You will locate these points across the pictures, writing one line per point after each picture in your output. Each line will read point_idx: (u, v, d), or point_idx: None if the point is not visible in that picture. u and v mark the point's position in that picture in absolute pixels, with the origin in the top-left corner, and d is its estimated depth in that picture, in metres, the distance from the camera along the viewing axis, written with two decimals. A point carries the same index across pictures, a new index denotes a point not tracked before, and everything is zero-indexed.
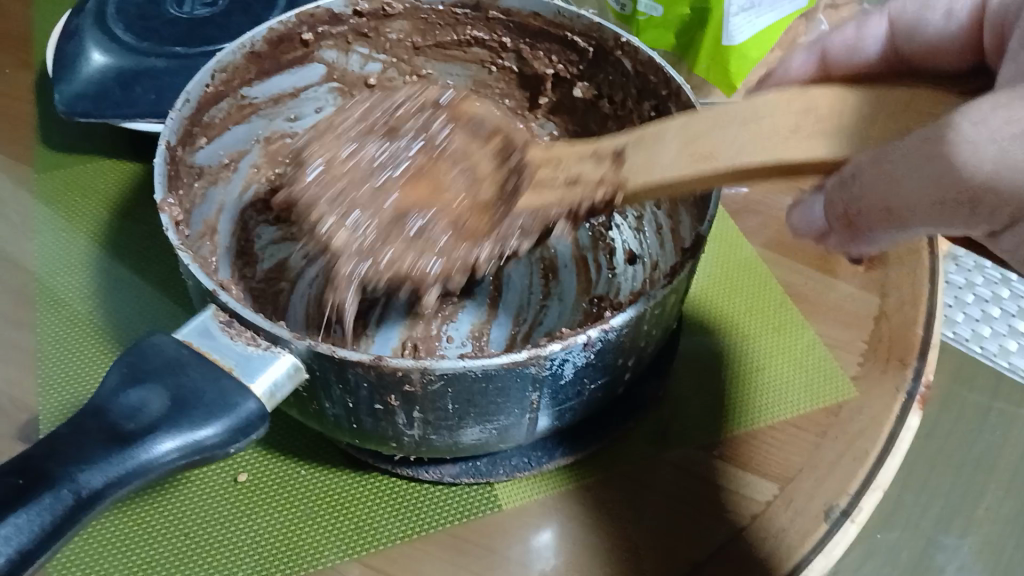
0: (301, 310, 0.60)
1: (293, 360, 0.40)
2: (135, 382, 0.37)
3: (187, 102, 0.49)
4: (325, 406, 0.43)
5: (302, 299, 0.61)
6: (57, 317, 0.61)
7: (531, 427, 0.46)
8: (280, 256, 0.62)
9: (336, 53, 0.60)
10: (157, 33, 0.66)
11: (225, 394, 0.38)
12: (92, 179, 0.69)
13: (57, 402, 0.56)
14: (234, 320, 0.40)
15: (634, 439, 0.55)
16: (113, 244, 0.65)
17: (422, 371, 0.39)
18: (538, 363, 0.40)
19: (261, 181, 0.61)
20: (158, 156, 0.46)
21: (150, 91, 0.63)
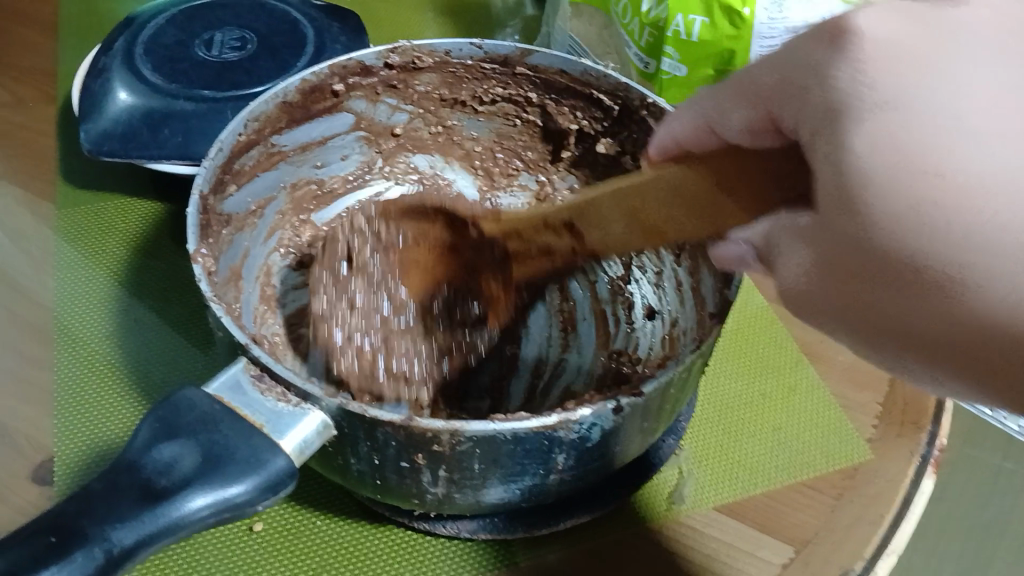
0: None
1: (322, 417, 0.40)
2: (168, 437, 0.37)
3: (221, 151, 0.50)
4: (350, 462, 0.43)
5: None
6: (76, 355, 0.61)
7: (554, 487, 0.46)
8: None
9: (365, 103, 0.61)
10: (187, 75, 0.67)
11: (256, 451, 0.38)
12: (114, 217, 0.70)
13: (73, 443, 0.56)
14: (266, 375, 0.40)
15: (652, 497, 0.55)
16: (132, 283, 0.66)
17: (452, 433, 0.39)
18: (566, 427, 0.41)
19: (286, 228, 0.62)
20: (192, 206, 0.47)
21: (178, 134, 0.64)
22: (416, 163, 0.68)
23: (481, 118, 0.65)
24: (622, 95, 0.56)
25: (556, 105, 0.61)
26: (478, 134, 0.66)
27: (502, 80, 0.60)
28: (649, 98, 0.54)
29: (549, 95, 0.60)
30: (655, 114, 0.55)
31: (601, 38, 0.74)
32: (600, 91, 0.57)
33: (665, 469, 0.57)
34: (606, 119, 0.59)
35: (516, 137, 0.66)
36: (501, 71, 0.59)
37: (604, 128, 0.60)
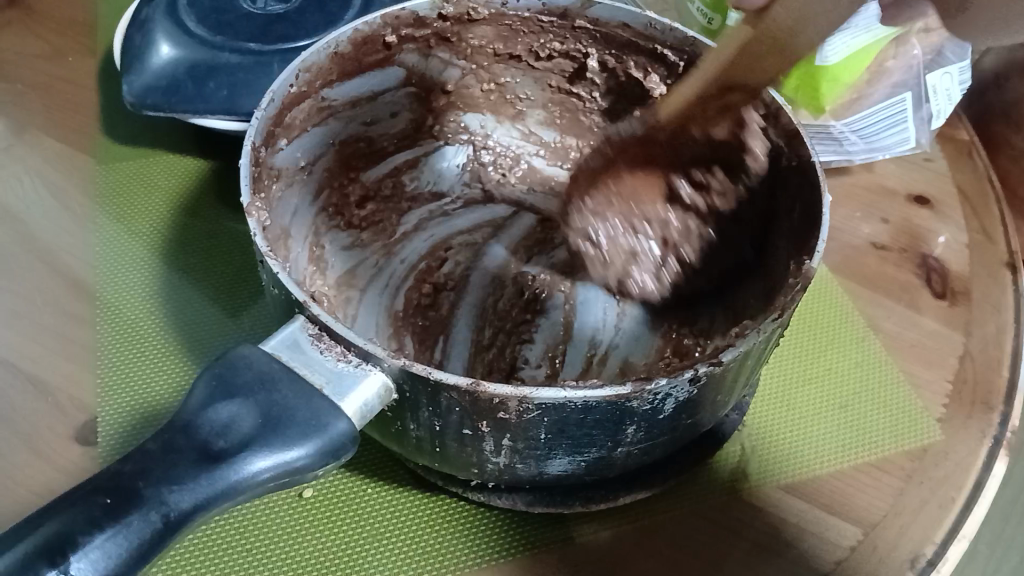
0: (373, 317, 0.59)
1: (383, 379, 0.38)
2: (225, 397, 0.35)
3: (271, 101, 0.48)
4: (410, 428, 0.41)
5: (373, 307, 0.60)
6: (119, 315, 0.59)
7: (619, 460, 0.43)
8: (349, 263, 0.60)
9: (417, 56, 0.58)
10: (231, 27, 0.65)
11: (317, 413, 0.36)
12: (156, 174, 0.68)
13: (117, 404, 0.54)
14: (325, 334, 0.38)
15: (713, 474, 0.53)
16: (175, 242, 0.64)
17: (520, 400, 0.37)
18: (640, 397, 0.38)
19: (332, 188, 0.59)
20: (243, 156, 0.45)
21: (223, 87, 0.62)
22: (467, 122, 0.66)
23: (536, 75, 0.62)
24: (689, 50, 0.53)
25: (618, 62, 0.58)
26: (531, 94, 0.63)
27: (559, 34, 0.57)
28: (719, 53, 0.51)
29: (609, 51, 0.57)
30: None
31: None
32: (666, 47, 0.54)
33: (727, 446, 0.55)
34: (670, 76, 0.56)
35: (576, 95, 0.63)
36: (559, 25, 0.56)
37: (667, 86, 0.57)
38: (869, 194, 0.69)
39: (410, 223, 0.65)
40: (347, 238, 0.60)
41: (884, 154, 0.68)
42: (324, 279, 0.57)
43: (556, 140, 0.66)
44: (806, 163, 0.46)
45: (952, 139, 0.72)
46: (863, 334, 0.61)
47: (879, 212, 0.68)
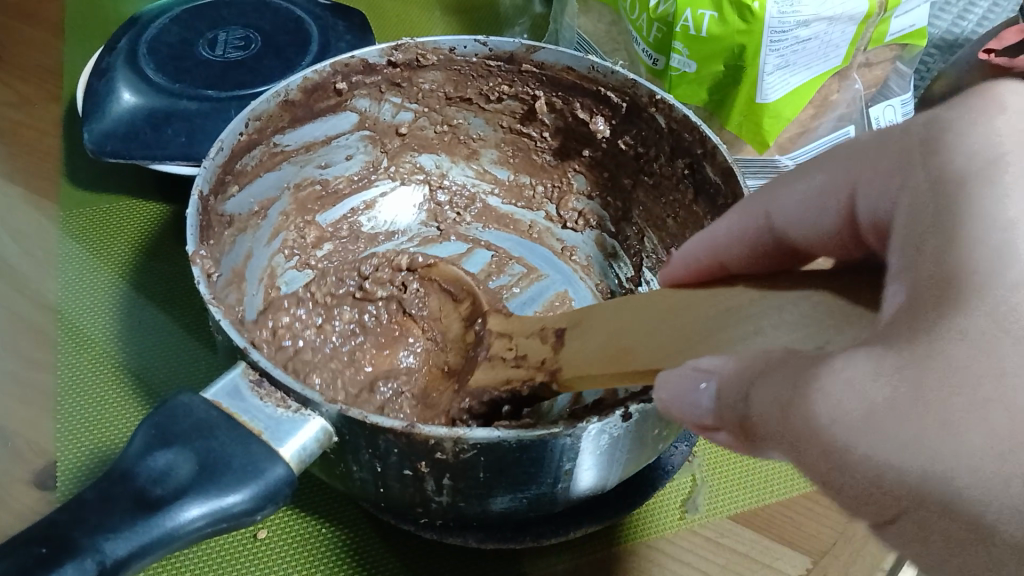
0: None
1: (322, 423, 0.39)
2: (163, 445, 0.36)
3: (220, 151, 0.49)
4: (353, 470, 0.42)
5: None
6: (78, 357, 0.60)
7: (563, 495, 0.44)
8: None
9: (369, 101, 0.60)
10: (190, 74, 0.66)
11: (254, 460, 0.36)
12: (119, 218, 0.69)
13: (74, 447, 0.55)
14: (265, 380, 0.39)
15: (665, 504, 0.54)
16: (135, 285, 0.65)
17: (455, 441, 0.38)
18: (574, 435, 0.39)
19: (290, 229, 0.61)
20: (191, 205, 0.45)
21: (181, 134, 0.63)
22: (422, 163, 0.68)
23: (487, 116, 0.64)
24: (631, 92, 0.55)
25: (565, 103, 0.60)
26: (484, 134, 0.65)
27: (507, 77, 0.59)
28: (658, 95, 0.53)
29: (556, 92, 0.59)
30: (665, 110, 0.53)
31: (611, 35, 0.72)
32: (607, 89, 0.56)
33: (678, 477, 0.55)
34: (615, 117, 0.58)
35: (527, 135, 0.64)
36: (507, 69, 0.58)
37: (614, 127, 0.59)
38: None
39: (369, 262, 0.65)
40: (303, 278, 0.61)
41: None
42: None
43: (509, 178, 0.68)
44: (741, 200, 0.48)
45: None
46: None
47: None
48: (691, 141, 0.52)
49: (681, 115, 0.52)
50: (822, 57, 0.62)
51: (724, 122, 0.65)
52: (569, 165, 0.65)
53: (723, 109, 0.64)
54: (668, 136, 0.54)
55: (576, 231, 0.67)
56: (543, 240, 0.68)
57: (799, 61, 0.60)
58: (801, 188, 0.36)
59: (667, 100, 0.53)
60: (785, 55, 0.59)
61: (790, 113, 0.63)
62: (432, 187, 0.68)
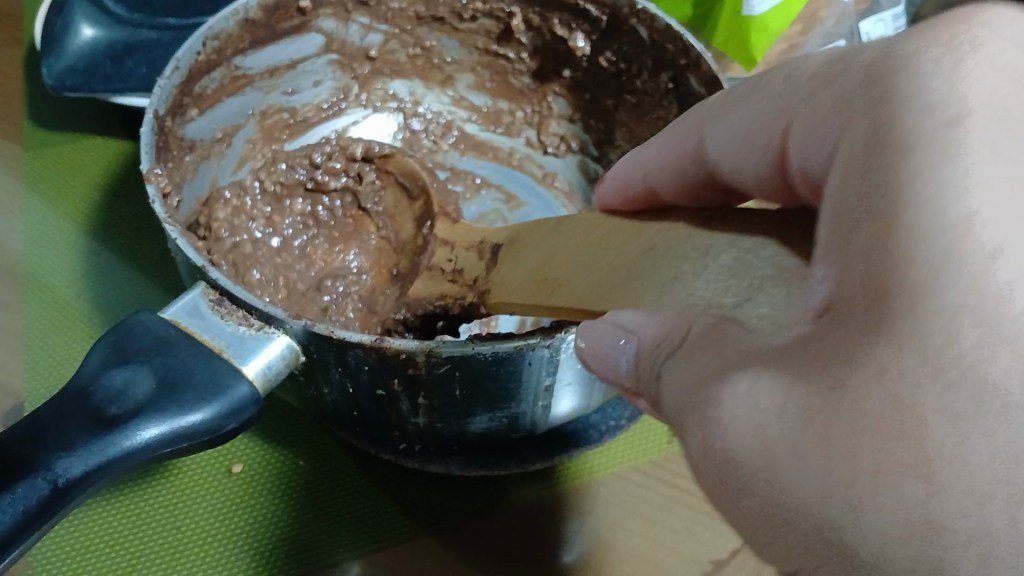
0: None
1: (289, 341, 0.36)
2: (120, 363, 0.34)
3: (176, 70, 0.46)
4: (324, 392, 0.40)
5: None
6: (44, 298, 0.58)
7: (546, 413, 0.43)
8: None
9: (335, 22, 0.57)
10: (150, 3, 0.63)
11: (215, 376, 0.35)
12: (83, 157, 0.67)
13: (42, 386, 0.53)
14: (226, 299, 0.37)
15: (654, 425, 0.53)
16: (102, 225, 0.63)
17: (427, 354, 0.36)
18: (551, 346, 0.37)
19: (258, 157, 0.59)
20: (146, 125, 0.43)
21: (142, 65, 0.61)
22: (394, 89, 0.66)
23: (461, 37, 0.61)
24: (610, 4, 0.52)
25: (542, 19, 0.57)
26: (459, 57, 0.63)
27: None
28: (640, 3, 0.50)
29: (533, 8, 0.56)
30: (647, 20, 0.51)
31: None
32: (588, 1, 0.53)
33: None
34: (595, 32, 0.56)
35: (503, 56, 0.62)
36: None
37: (594, 42, 0.56)
38: None
39: None
40: None
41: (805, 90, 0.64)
42: None
43: (487, 104, 0.66)
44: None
45: None
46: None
47: None
48: (674, 51, 0.49)
49: (664, 25, 0.50)
50: None
51: (711, 38, 0.63)
52: (549, 87, 0.63)
53: (707, 24, 0.63)
54: (651, 47, 0.52)
55: (557, 157, 0.66)
56: (526, 165, 0.67)
57: None
58: (732, 120, 0.35)
59: (648, 10, 0.51)
60: None
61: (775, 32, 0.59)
62: (406, 115, 0.66)
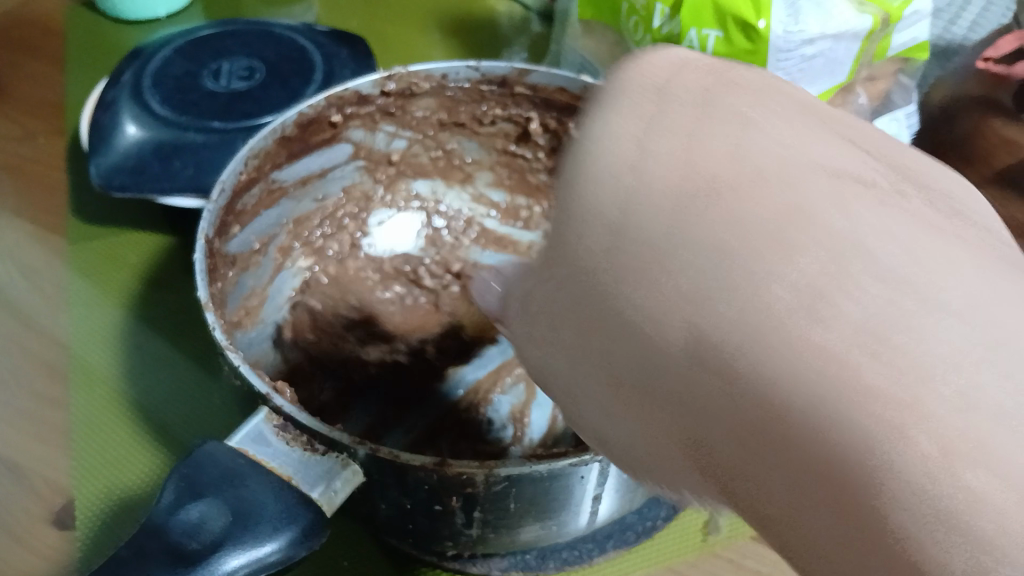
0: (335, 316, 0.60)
1: (351, 464, 0.38)
2: (194, 497, 0.36)
3: (222, 191, 0.48)
4: (380, 507, 0.41)
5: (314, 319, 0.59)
6: (91, 393, 0.60)
7: (589, 519, 0.44)
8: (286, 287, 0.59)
9: (363, 131, 0.60)
10: (196, 106, 0.66)
11: (286, 505, 0.36)
12: (125, 249, 0.69)
13: (92, 485, 0.55)
14: (289, 424, 0.39)
15: (687, 523, 0.54)
16: (145, 316, 0.65)
17: (487, 474, 0.38)
18: (604, 460, 0.39)
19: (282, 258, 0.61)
20: (197, 250, 0.45)
21: (189, 166, 0.63)
22: (417, 190, 0.67)
23: (481, 140, 0.64)
24: None
25: (559, 123, 0.60)
26: (478, 157, 0.65)
27: (501, 100, 0.59)
28: None
29: (551, 113, 0.59)
30: None
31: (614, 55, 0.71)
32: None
33: None
34: None
35: (521, 156, 0.65)
36: (499, 92, 0.58)
37: None
38: None
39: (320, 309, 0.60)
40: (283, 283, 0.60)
41: None
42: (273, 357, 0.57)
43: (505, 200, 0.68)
44: None
45: None
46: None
47: None
48: None
49: None
50: (829, 73, 0.62)
51: None
52: None
53: None
54: None
55: None
56: (544, 258, 0.67)
57: (806, 80, 0.61)
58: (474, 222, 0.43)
59: None
60: (791, 73, 0.59)
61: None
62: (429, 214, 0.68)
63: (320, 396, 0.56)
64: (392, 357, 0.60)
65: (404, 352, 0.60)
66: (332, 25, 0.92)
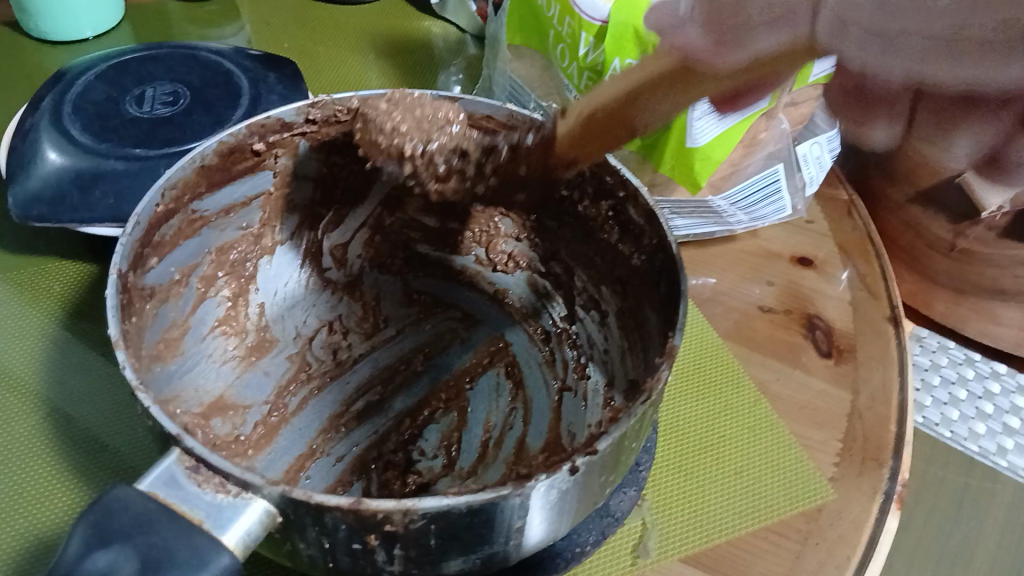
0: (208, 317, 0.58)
1: (265, 505, 0.38)
2: (103, 544, 0.35)
3: (137, 225, 0.47)
4: (301, 547, 0.40)
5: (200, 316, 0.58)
6: (7, 431, 0.58)
7: (517, 550, 0.44)
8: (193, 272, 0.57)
9: (286, 159, 0.59)
10: (116, 134, 0.65)
11: (199, 550, 0.35)
12: (44, 281, 0.67)
13: (6, 528, 0.52)
14: (202, 466, 0.38)
15: (617, 548, 0.54)
16: (64, 350, 0.63)
17: (404, 512, 0.37)
18: (523, 494, 0.39)
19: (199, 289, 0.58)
20: (110, 285, 0.44)
21: (110, 195, 0.62)
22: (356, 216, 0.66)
23: None
24: None
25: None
26: None
27: None
28: (578, 139, 0.53)
29: None
30: None
31: (544, 79, 0.74)
32: None
33: (628, 522, 0.55)
34: None
35: None
36: None
37: None
38: (757, 259, 0.72)
39: (207, 318, 0.59)
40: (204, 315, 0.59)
41: (764, 223, 0.73)
42: (188, 399, 0.55)
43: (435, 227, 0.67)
44: (665, 240, 0.49)
45: (831, 199, 0.76)
46: (762, 384, 0.64)
47: (765, 274, 0.71)
48: (613, 182, 0.53)
49: (601, 158, 0.53)
50: (750, 99, 0.63)
51: (657, 165, 0.67)
52: None
53: (653, 153, 0.67)
54: (591, 178, 0.55)
55: (507, 273, 0.67)
56: (475, 281, 0.68)
57: None
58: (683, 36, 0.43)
59: None
60: (712, 102, 0.61)
61: (716, 155, 0.64)
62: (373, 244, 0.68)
63: (245, 433, 0.56)
64: (319, 394, 0.60)
65: (328, 388, 0.61)
66: (264, 48, 0.91)
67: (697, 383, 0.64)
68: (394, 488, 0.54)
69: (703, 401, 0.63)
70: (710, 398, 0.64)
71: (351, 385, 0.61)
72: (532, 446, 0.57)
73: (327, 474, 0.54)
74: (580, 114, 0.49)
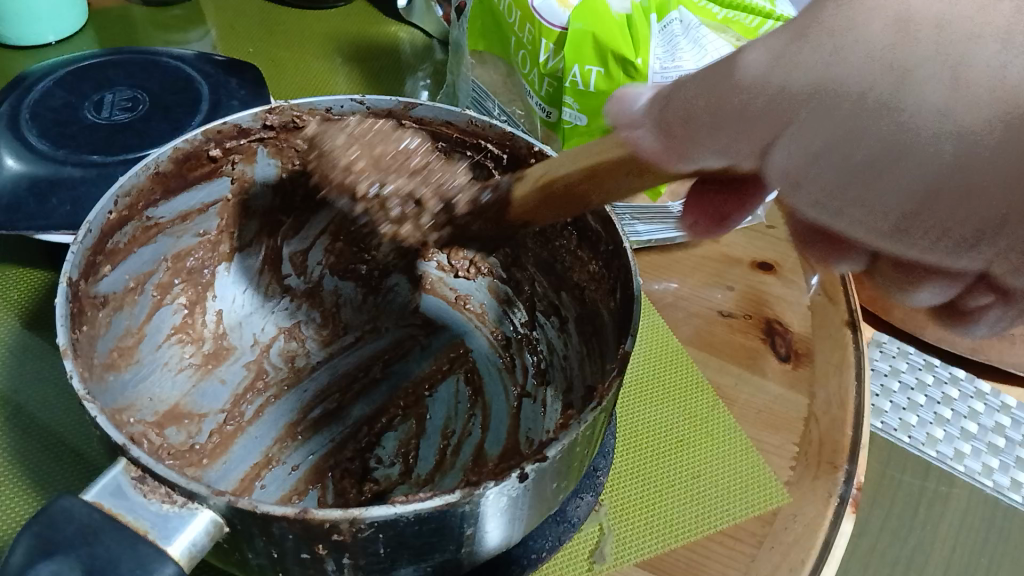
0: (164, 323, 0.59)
1: (212, 516, 0.38)
2: (45, 556, 0.35)
3: (89, 233, 0.47)
4: (249, 556, 0.40)
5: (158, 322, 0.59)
6: None
7: (470, 557, 0.45)
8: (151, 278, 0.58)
9: (244, 166, 0.59)
10: (74, 140, 0.64)
11: (142, 559, 0.35)
12: (1, 289, 0.67)
13: None
14: (148, 476, 0.38)
15: (574, 554, 0.55)
16: (21, 358, 0.62)
17: (351, 521, 0.37)
18: (472, 501, 0.40)
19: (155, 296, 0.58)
20: (60, 294, 0.44)
21: (66, 202, 0.61)
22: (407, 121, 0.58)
23: None
24: (510, 144, 0.56)
25: None
26: None
27: None
28: (536, 146, 0.54)
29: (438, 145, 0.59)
30: (545, 161, 0.54)
31: (508, 86, 0.75)
32: (488, 141, 0.57)
33: (586, 527, 0.56)
34: (498, 168, 0.59)
35: None
36: None
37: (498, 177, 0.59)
38: (718, 264, 0.73)
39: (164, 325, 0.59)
40: (162, 323, 0.59)
41: None
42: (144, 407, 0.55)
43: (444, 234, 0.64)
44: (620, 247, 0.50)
45: None
46: (721, 389, 0.65)
47: (726, 280, 0.72)
48: None
49: None
50: None
51: None
52: None
53: None
54: None
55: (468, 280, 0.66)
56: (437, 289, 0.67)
57: None
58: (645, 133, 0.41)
59: (545, 152, 0.54)
60: None
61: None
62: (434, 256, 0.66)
63: (200, 443, 0.56)
64: (275, 401, 0.60)
65: (285, 395, 0.61)
66: (229, 53, 0.91)
67: (656, 389, 0.65)
68: (349, 496, 0.54)
69: (662, 407, 0.64)
70: (669, 404, 0.64)
71: (310, 392, 0.61)
72: (490, 452, 0.57)
73: (282, 483, 0.55)
74: (532, 183, 0.48)
